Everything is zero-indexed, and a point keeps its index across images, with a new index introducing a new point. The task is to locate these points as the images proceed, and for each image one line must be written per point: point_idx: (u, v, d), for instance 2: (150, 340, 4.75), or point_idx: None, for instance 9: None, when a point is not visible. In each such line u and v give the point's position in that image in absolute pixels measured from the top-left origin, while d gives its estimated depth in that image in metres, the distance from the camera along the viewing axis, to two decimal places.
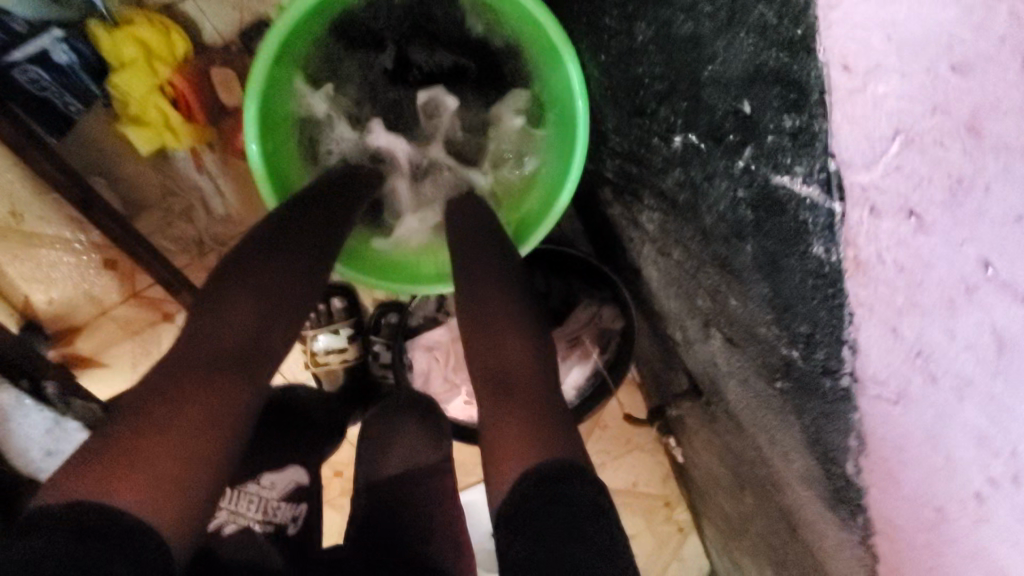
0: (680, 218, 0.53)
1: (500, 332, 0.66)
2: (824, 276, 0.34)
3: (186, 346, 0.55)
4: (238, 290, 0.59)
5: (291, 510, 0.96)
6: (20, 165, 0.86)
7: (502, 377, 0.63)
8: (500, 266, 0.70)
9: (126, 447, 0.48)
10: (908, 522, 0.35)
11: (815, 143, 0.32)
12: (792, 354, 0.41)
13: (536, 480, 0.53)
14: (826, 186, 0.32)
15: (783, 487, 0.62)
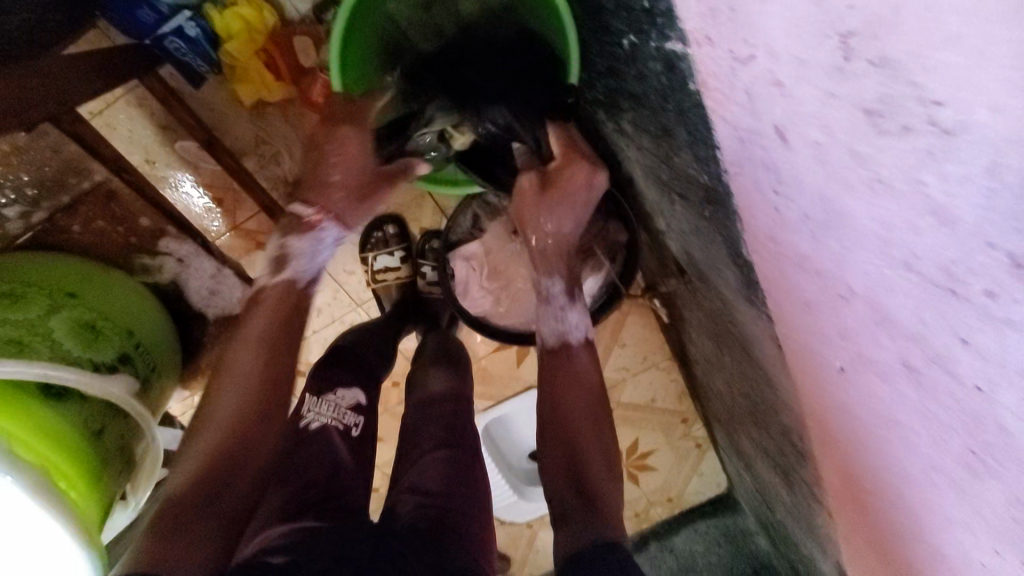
0: (640, 106, 0.73)
1: (577, 432, 0.76)
2: (697, 103, 0.53)
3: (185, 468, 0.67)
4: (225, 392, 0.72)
5: (354, 418, 1.03)
6: (155, 123, 1.19)
7: (581, 470, 0.73)
8: (576, 380, 0.80)
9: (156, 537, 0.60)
10: (769, 262, 0.55)
11: (671, 17, 0.49)
12: (705, 178, 0.62)
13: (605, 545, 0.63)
14: (682, 42, 0.49)
15: (735, 318, 0.82)
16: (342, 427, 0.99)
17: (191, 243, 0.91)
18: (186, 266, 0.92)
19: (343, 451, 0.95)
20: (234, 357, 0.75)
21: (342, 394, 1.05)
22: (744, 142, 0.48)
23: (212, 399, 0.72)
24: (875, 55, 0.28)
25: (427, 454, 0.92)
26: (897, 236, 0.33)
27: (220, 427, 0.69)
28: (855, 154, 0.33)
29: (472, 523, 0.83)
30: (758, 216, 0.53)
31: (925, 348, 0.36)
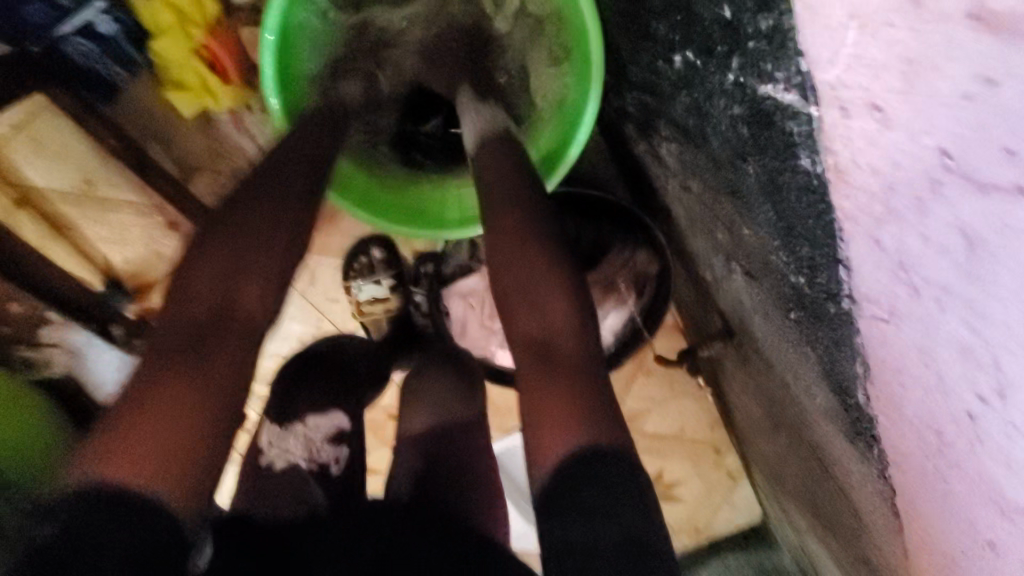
0: (693, 147, 0.49)
1: (536, 292, 0.58)
2: (814, 189, 0.33)
3: (167, 331, 0.51)
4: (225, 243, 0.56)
5: (333, 452, 0.84)
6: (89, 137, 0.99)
7: (542, 351, 0.56)
8: (534, 221, 0.60)
9: (132, 416, 0.47)
10: (915, 446, 0.34)
11: (787, 45, 0.31)
12: (800, 282, 0.40)
13: (579, 467, 0.49)
14: (801, 91, 0.31)
15: (811, 425, 0.61)
16: (316, 466, 0.81)
17: (85, 331, 0.74)
18: (81, 358, 0.75)
19: (319, 494, 0.77)
20: (253, 209, 0.58)
21: (316, 422, 0.86)
22: (916, 266, 0.27)
23: (217, 252, 0.55)
24: None
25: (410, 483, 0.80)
26: None
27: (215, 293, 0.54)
28: None
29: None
30: (908, 383, 0.31)
31: None
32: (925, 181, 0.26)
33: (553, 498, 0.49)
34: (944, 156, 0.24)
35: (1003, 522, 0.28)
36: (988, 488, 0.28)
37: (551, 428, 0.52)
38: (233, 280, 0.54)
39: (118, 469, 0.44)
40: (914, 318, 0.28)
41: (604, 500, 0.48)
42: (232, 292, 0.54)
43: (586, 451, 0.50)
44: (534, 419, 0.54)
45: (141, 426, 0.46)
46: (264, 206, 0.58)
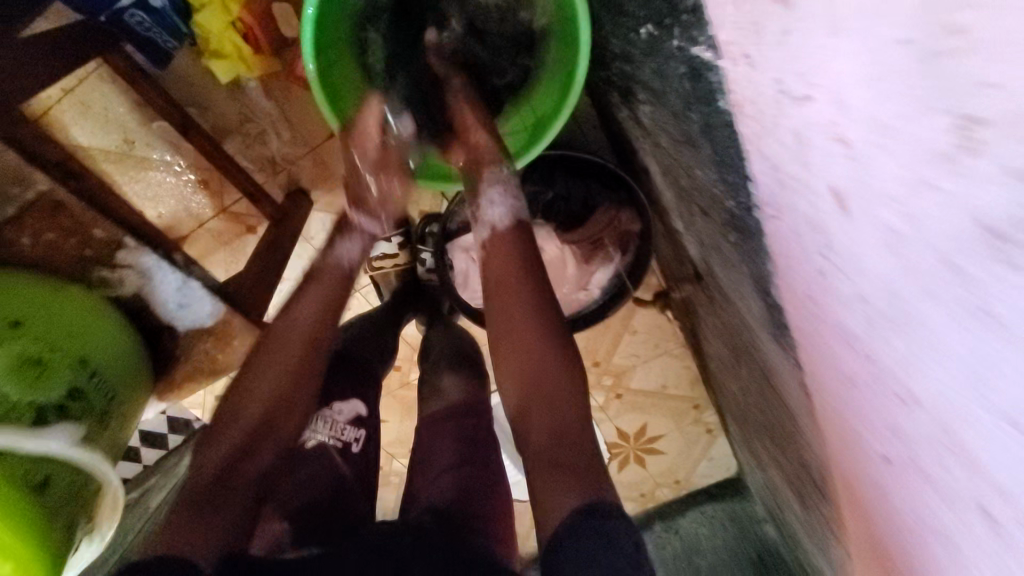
0: (658, 103, 0.61)
1: (535, 351, 0.63)
2: (727, 125, 0.43)
3: (207, 459, 0.63)
4: (257, 381, 0.66)
5: (354, 432, 0.92)
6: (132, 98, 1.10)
7: (553, 430, 0.61)
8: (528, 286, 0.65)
9: (182, 518, 0.58)
10: (805, 318, 0.46)
11: (696, 22, 0.41)
12: (733, 204, 0.52)
13: (581, 519, 0.54)
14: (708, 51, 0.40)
15: (756, 342, 0.73)
16: (342, 444, 0.89)
17: (153, 256, 0.73)
18: (150, 280, 0.74)
19: (349, 474, 0.87)
20: (269, 347, 0.67)
21: (340, 407, 0.92)
22: (778, 169, 0.36)
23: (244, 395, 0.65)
24: (1017, 162, 0.17)
25: (445, 472, 0.80)
26: (996, 378, 0.23)
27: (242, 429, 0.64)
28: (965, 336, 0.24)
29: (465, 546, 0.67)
30: (792, 266, 0.43)
31: (1009, 505, 0.27)
32: (767, 102, 0.33)
33: (562, 538, 0.53)
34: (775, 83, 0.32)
35: (848, 356, 0.40)
36: (837, 331, 0.40)
37: (553, 488, 0.57)
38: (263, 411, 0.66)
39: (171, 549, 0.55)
40: (786, 207, 0.39)
41: (598, 543, 0.52)
42: (256, 422, 0.65)
43: (584, 510, 0.54)
44: (536, 474, 0.60)
45: (185, 524, 0.58)
46: (285, 356, 0.67)
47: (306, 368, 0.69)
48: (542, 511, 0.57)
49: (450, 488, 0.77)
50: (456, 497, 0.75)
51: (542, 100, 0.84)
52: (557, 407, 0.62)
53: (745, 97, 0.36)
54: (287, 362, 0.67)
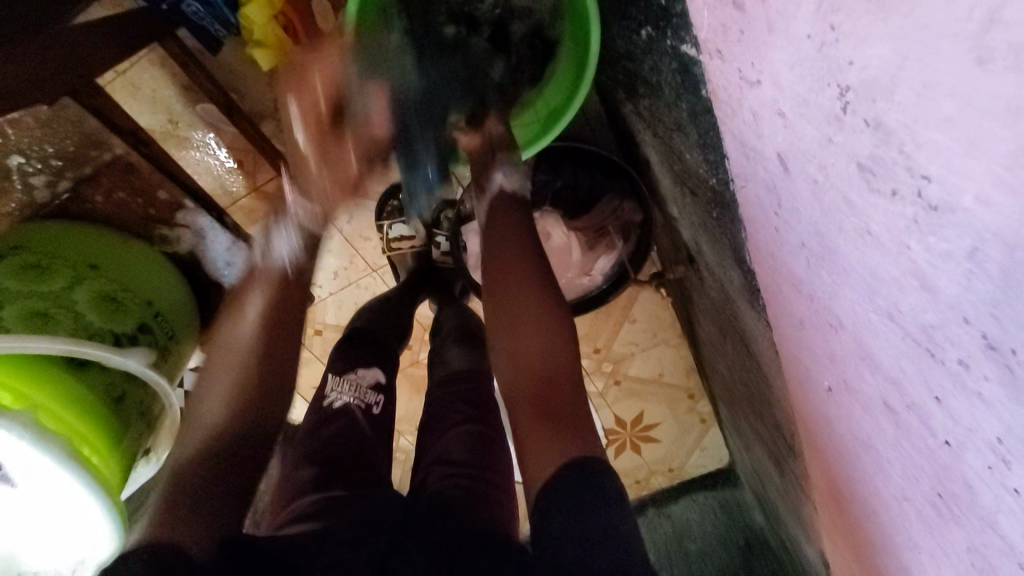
0: (655, 96, 0.70)
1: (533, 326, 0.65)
2: (708, 111, 0.52)
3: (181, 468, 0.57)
4: (215, 377, 0.63)
5: (376, 396, 0.90)
6: (169, 70, 1.02)
7: (542, 392, 0.62)
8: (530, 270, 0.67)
9: (161, 512, 0.53)
10: (770, 276, 0.55)
11: (682, 25, 0.50)
12: (714, 182, 0.61)
13: (574, 473, 0.56)
14: (692, 48, 0.49)
15: (737, 314, 0.82)
16: (365, 406, 0.87)
17: (208, 219, 0.87)
18: (204, 239, 0.89)
19: (369, 430, 0.83)
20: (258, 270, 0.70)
21: (363, 373, 0.92)
22: (743, 145, 0.46)
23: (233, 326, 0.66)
24: (870, 117, 0.26)
25: (450, 430, 0.82)
26: (883, 287, 0.32)
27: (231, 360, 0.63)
28: (920, 275, 0.28)
29: (475, 503, 0.70)
30: (758, 229, 0.52)
31: (902, 393, 0.36)
32: (734, 91, 0.42)
33: (552, 499, 0.55)
34: (737, 77, 0.41)
35: (799, 302, 0.49)
36: (791, 282, 0.49)
37: (545, 444, 0.59)
38: (232, 400, 0.61)
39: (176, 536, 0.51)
40: (751, 177, 0.47)
41: (596, 498, 0.54)
42: (225, 413, 0.60)
43: (576, 464, 0.56)
44: (534, 433, 0.60)
45: (176, 511, 0.53)
46: (226, 352, 0.64)
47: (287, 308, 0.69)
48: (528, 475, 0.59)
49: (461, 449, 0.79)
50: (469, 458, 0.78)
51: (556, 95, 0.93)
52: (555, 368, 0.63)
53: (719, 86, 0.45)
54: (267, 311, 0.67)
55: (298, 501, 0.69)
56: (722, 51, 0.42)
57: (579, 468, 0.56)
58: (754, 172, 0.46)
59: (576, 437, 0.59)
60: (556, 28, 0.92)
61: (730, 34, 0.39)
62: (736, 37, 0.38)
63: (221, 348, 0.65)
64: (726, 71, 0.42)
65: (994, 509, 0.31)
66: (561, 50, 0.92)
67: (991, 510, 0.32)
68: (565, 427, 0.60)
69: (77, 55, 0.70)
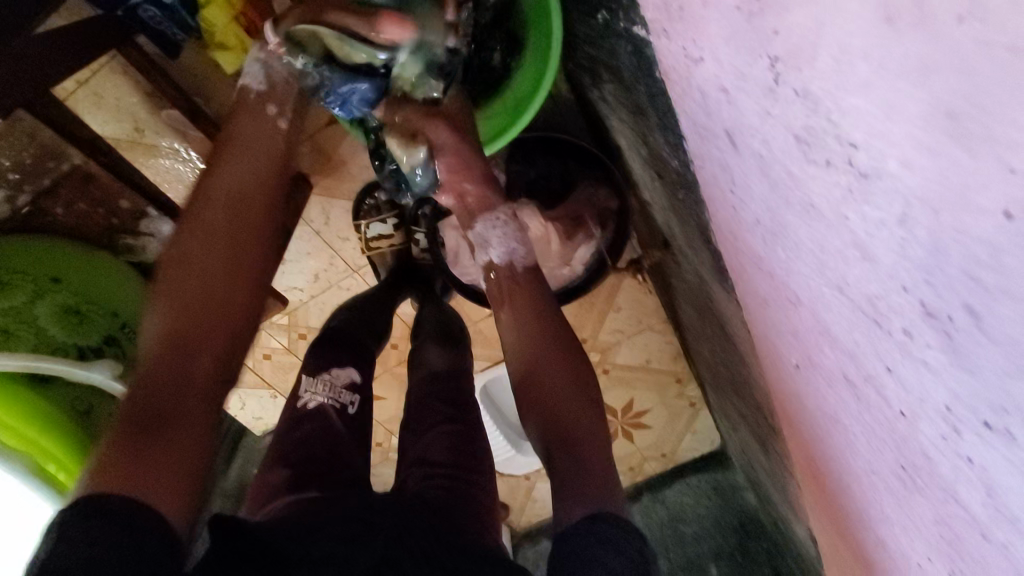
0: (617, 81, 0.69)
1: (555, 373, 0.64)
2: (662, 92, 0.51)
3: (144, 386, 0.51)
4: (185, 274, 0.57)
5: (352, 395, 0.89)
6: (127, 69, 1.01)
7: (568, 437, 0.60)
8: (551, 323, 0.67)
9: (124, 443, 0.47)
10: (734, 256, 0.55)
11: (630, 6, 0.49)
12: (677, 164, 0.60)
13: (586, 526, 0.52)
14: (642, 28, 0.49)
15: (711, 295, 0.82)
16: (340, 406, 0.86)
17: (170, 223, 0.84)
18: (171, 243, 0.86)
19: (343, 430, 0.82)
20: (196, 216, 0.60)
21: (336, 372, 0.91)
22: (697, 124, 0.45)
23: (173, 275, 0.57)
24: (798, 87, 0.26)
25: (430, 429, 0.82)
26: (830, 260, 0.32)
27: (182, 304, 0.55)
28: (861, 246, 0.27)
29: (455, 499, 0.71)
30: (718, 209, 0.52)
31: (859, 366, 0.36)
32: (681, 68, 0.42)
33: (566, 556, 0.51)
34: (681, 53, 0.40)
35: (761, 280, 0.49)
36: (753, 260, 0.49)
37: (567, 494, 0.56)
38: (200, 313, 0.55)
39: (132, 484, 0.44)
40: (707, 156, 0.47)
41: (603, 546, 0.50)
42: (192, 323, 0.54)
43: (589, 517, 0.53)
44: (561, 480, 0.57)
45: (134, 447, 0.47)
46: (201, 248, 0.58)
47: (245, 241, 0.61)
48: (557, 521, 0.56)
49: (440, 449, 0.78)
50: (450, 456, 0.77)
51: (519, 84, 0.92)
52: (554, 377, 0.64)
53: (668, 65, 0.45)
54: (227, 220, 0.61)
55: (272, 505, 0.69)
56: (667, 28, 0.41)
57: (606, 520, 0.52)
58: (709, 150, 0.45)
59: (595, 482, 0.56)
60: (520, 21, 0.92)
61: (672, 10, 0.39)
62: (678, 13, 0.38)
63: (193, 242, 0.59)
64: (673, 50, 0.42)
65: (953, 478, 0.31)
66: (526, 41, 0.91)
67: (949, 479, 0.32)
68: (589, 467, 0.57)
69: (18, 67, 0.67)
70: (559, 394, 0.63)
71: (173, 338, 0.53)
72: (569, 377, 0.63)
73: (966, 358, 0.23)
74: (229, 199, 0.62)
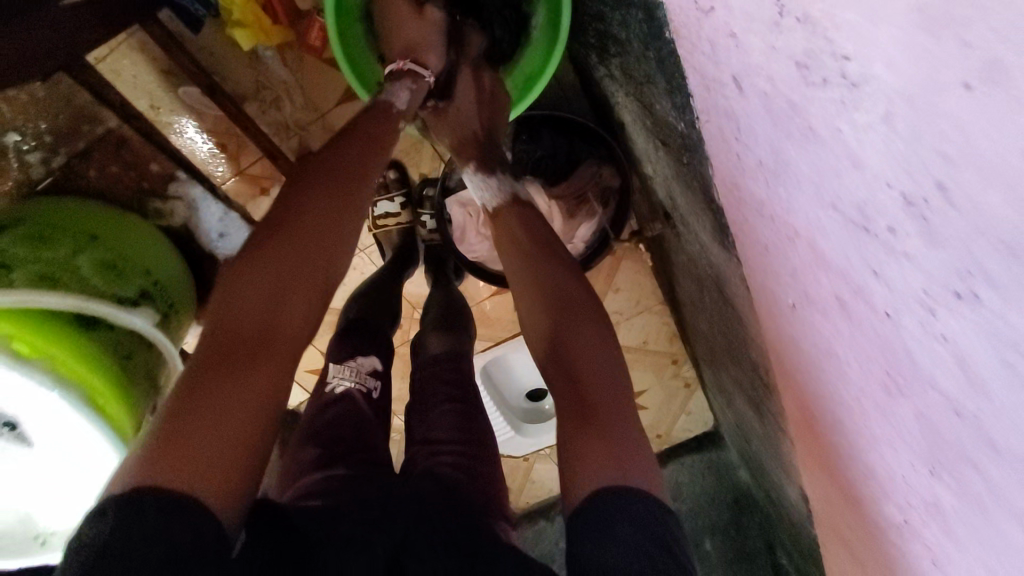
0: (624, 51, 0.74)
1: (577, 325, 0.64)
2: (671, 52, 0.56)
3: (201, 372, 0.52)
4: (262, 268, 0.57)
5: (376, 382, 0.93)
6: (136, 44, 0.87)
7: (589, 400, 0.60)
8: (582, 287, 0.68)
9: (179, 427, 0.48)
10: (735, 208, 0.60)
11: None
12: (682, 126, 0.65)
13: (608, 499, 0.52)
14: None
15: (710, 258, 0.87)
16: (366, 391, 0.90)
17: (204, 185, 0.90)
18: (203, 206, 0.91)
19: (370, 414, 0.86)
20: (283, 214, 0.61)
21: (361, 361, 0.95)
22: (705, 77, 0.49)
23: (251, 265, 0.57)
24: (801, 14, 0.30)
25: (441, 405, 0.86)
26: (825, 179, 0.37)
27: (254, 297, 0.56)
28: (852, 156, 0.32)
29: (463, 475, 0.74)
30: (722, 161, 0.57)
31: (849, 281, 0.41)
32: (692, 23, 0.46)
33: (584, 534, 0.52)
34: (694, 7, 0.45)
35: (762, 224, 0.54)
36: (755, 206, 0.53)
37: (586, 459, 0.56)
38: (269, 310, 0.56)
39: (184, 476, 0.46)
40: (714, 108, 0.51)
41: (628, 523, 0.51)
42: (262, 320, 0.55)
43: (610, 489, 0.53)
44: (574, 447, 0.57)
45: (190, 433, 0.48)
46: (284, 244, 0.59)
47: (325, 240, 0.61)
48: (564, 496, 0.57)
49: (447, 427, 0.82)
50: (455, 435, 0.81)
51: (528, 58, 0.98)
52: (584, 343, 0.63)
53: (680, 24, 0.49)
54: (313, 219, 0.61)
55: (301, 481, 0.72)
56: None
57: (628, 491, 0.53)
58: (715, 100, 0.50)
59: (625, 452, 0.55)
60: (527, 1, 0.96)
61: None
62: None
63: (277, 237, 0.59)
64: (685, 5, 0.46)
65: (930, 366, 0.36)
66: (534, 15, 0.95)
67: (927, 369, 0.36)
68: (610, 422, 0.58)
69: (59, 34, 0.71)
70: (591, 359, 0.62)
71: (242, 330, 0.54)
72: (599, 339, 0.63)
73: (939, 237, 0.28)
74: (319, 198, 0.62)
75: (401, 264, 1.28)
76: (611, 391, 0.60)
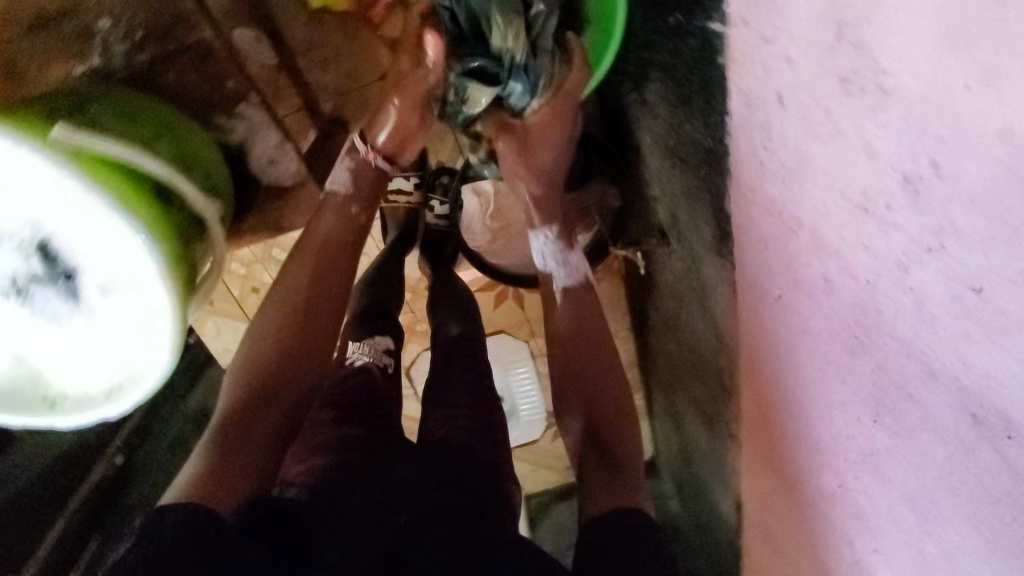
0: (666, 76, 0.88)
1: (597, 381, 0.87)
2: (720, 74, 0.70)
3: (223, 429, 0.76)
4: (269, 344, 0.85)
5: (391, 360, 0.98)
6: None
7: (603, 441, 0.80)
8: (604, 352, 0.91)
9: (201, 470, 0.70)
10: (745, 214, 0.73)
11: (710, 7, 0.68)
12: (708, 141, 0.79)
13: (600, 528, 0.67)
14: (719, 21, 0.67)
15: (700, 270, 1.01)
16: (382, 368, 0.95)
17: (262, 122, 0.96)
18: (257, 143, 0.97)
19: (383, 385, 0.91)
20: (277, 304, 0.89)
21: (378, 340, 1.00)
22: (749, 95, 0.63)
23: (255, 370, 0.83)
24: (857, 40, 0.44)
25: (463, 378, 0.91)
26: (839, 172, 0.50)
27: (260, 376, 0.82)
28: (868, 148, 0.46)
29: (476, 441, 0.81)
30: (743, 170, 0.70)
31: (840, 259, 0.54)
32: (750, 49, 0.60)
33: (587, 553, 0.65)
34: (757, 36, 0.59)
35: (766, 224, 0.68)
36: (765, 209, 0.67)
37: (602, 491, 0.73)
38: (276, 375, 0.83)
39: (203, 491, 0.67)
40: (749, 122, 0.65)
41: (624, 547, 0.63)
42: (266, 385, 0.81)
43: (621, 516, 0.67)
44: (596, 482, 0.75)
45: (209, 469, 0.71)
46: (280, 318, 0.87)
47: (316, 306, 0.90)
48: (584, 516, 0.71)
49: (460, 398, 0.88)
50: (468, 401, 0.87)
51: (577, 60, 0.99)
52: (606, 406, 0.84)
53: (738, 51, 0.63)
54: (297, 296, 0.89)
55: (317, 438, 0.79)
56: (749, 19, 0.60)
57: (623, 523, 0.66)
58: (753, 115, 0.64)
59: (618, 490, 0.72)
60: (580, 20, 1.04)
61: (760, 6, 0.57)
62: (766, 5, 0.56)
63: (278, 317, 0.88)
64: (748, 35, 0.60)
65: (893, 317, 0.49)
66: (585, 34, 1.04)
67: (891, 321, 0.49)
68: (607, 461, 0.78)
69: None
70: (604, 414, 0.84)
71: (245, 405, 0.79)
72: (612, 398, 0.85)
73: (925, 203, 0.42)
74: (304, 274, 0.91)
75: (402, 247, 1.29)
76: (628, 449, 0.80)
